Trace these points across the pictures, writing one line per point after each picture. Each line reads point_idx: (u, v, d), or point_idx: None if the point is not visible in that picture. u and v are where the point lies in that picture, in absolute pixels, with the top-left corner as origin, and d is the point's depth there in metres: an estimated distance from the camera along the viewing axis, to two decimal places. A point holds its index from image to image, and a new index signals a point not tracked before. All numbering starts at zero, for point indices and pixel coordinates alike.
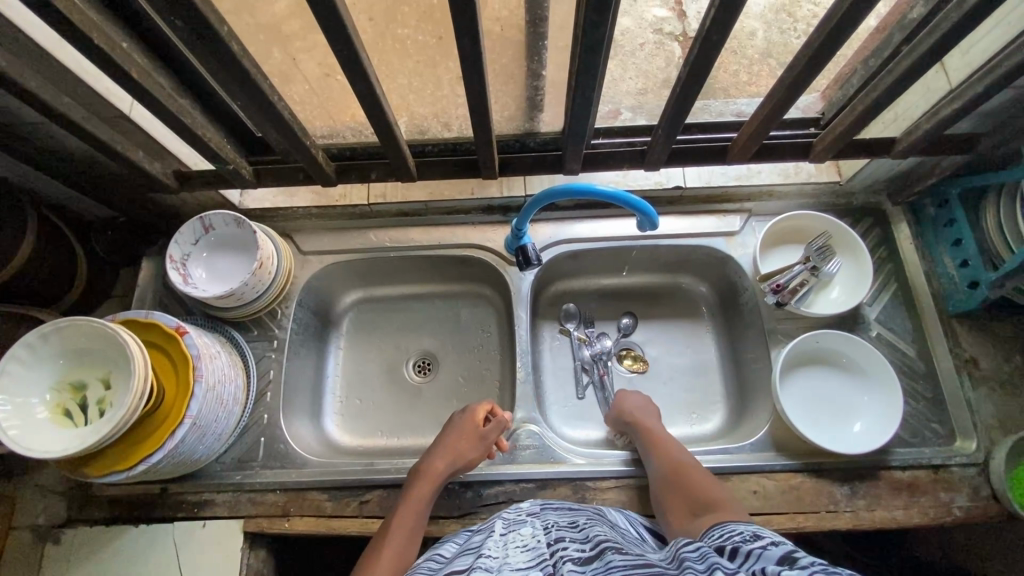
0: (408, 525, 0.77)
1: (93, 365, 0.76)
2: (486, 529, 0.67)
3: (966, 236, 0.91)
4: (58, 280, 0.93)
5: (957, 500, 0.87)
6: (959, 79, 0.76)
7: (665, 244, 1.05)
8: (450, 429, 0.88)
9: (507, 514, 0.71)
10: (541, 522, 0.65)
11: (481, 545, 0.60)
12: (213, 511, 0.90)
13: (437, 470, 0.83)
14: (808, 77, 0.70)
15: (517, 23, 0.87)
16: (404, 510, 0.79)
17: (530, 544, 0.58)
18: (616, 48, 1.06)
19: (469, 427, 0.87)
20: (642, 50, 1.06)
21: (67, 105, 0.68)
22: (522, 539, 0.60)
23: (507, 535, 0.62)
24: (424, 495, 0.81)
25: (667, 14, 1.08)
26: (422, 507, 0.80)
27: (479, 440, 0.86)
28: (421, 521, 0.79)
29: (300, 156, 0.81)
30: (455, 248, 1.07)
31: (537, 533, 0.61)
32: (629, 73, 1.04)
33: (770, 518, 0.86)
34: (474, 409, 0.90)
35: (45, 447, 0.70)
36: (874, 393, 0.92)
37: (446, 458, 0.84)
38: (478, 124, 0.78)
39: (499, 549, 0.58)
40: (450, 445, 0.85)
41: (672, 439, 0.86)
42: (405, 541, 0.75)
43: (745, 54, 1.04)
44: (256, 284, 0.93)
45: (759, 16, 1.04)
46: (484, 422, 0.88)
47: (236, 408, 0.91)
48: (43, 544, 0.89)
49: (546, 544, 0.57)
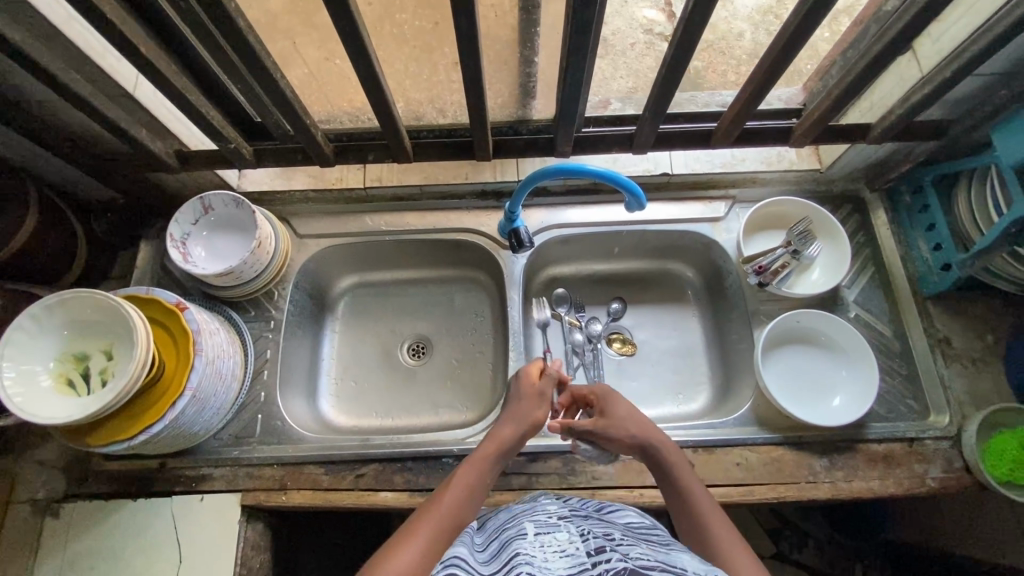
0: (468, 477, 0.71)
1: (95, 336, 0.78)
2: (519, 526, 0.69)
3: (939, 221, 0.96)
4: (58, 258, 0.95)
5: (931, 471, 0.90)
6: (931, 65, 0.80)
7: (652, 230, 1.08)
8: (512, 398, 0.85)
9: (537, 514, 0.72)
10: (577, 529, 0.66)
11: (516, 544, 0.64)
12: (211, 485, 0.92)
13: (505, 433, 0.79)
14: (786, 58, 0.73)
15: (506, 25, 1.03)
16: (465, 467, 0.73)
17: (568, 551, 0.61)
18: (608, 47, 1.11)
19: (534, 389, 0.85)
20: (632, 50, 1.12)
21: (74, 80, 0.70)
22: (559, 544, 0.63)
23: (542, 537, 0.64)
24: (490, 455, 0.76)
25: (657, 15, 1.15)
26: (488, 464, 0.74)
27: (542, 398, 0.84)
28: (485, 481, 0.73)
29: (299, 133, 0.83)
30: (450, 232, 1.09)
31: (574, 540, 0.63)
32: (619, 71, 1.09)
33: (753, 488, 0.89)
34: (527, 371, 0.87)
35: (49, 413, 0.72)
36: (851, 368, 0.96)
37: (513, 422, 0.80)
38: (473, 105, 0.81)
39: (537, 552, 0.61)
40: (519, 410, 0.82)
41: (675, 453, 0.77)
42: (467, 492, 0.69)
43: (733, 54, 1.11)
44: (255, 263, 0.95)
45: (747, 18, 1.12)
46: (543, 378, 0.86)
47: (234, 382, 0.93)
48: (43, 519, 0.91)
49: (586, 554, 0.59)
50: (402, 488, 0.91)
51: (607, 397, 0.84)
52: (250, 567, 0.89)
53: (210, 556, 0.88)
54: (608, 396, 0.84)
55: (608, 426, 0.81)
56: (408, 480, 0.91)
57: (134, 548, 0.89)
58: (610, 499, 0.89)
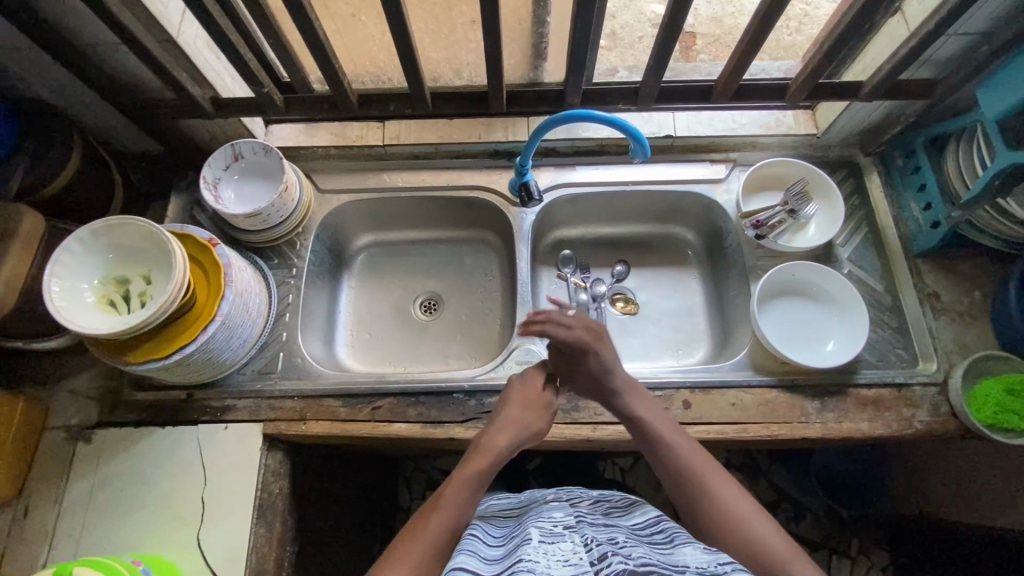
0: (460, 493, 0.69)
1: (136, 262, 0.85)
2: (522, 535, 0.65)
3: (930, 180, 1.00)
4: (96, 200, 1.01)
5: (918, 415, 0.95)
6: (917, 23, 0.85)
7: (656, 190, 1.13)
8: (512, 399, 0.81)
9: (542, 522, 0.67)
10: (581, 536, 0.61)
11: (518, 551, 0.60)
12: (234, 415, 0.97)
13: (498, 443, 0.75)
14: (778, 8, 0.80)
15: None
16: (454, 483, 0.70)
17: (571, 560, 0.57)
18: (616, 38, 1.18)
19: (535, 396, 0.81)
20: (640, 41, 1.17)
21: (128, 19, 0.77)
22: (562, 552, 0.58)
23: (546, 544, 0.60)
24: (479, 470, 0.72)
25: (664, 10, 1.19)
26: (475, 483, 0.71)
27: (544, 406, 0.80)
28: (476, 496, 0.71)
29: (327, 77, 0.90)
30: (463, 190, 1.15)
31: (578, 548, 0.59)
32: (627, 62, 1.15)
33: (747, 426, 0.94)
34: (532, 375, 0.83)
35: (91, 323, 0.78)
36: (842, 315, 1.01)
37: (509, 430, 0.77)
38: (491, 54, 0.87)
39: (541, 559, 0.57)
40: (513, 418, 0.78)
41: (671, 426, 0.77)
42: (450, 515, 0.68)
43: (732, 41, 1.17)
44: (281, 207, 1.02)
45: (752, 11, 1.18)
46: (546, 388, 0.83)
47: (259, 318, 0.99)
48: (75, 443, 0.96)
49: (589, 563, 0.55)
50: (415, 420, 0.96)
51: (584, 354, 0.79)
52: (270, 492, 0.94)
53: (231, 479, 0.93)
54: (588, 352, 0.79)
55: (578, 375, 0.81)
56: (420, 413, 0.97)
57: (162, 471, 0.94)
58: (611, 433, 0.94)
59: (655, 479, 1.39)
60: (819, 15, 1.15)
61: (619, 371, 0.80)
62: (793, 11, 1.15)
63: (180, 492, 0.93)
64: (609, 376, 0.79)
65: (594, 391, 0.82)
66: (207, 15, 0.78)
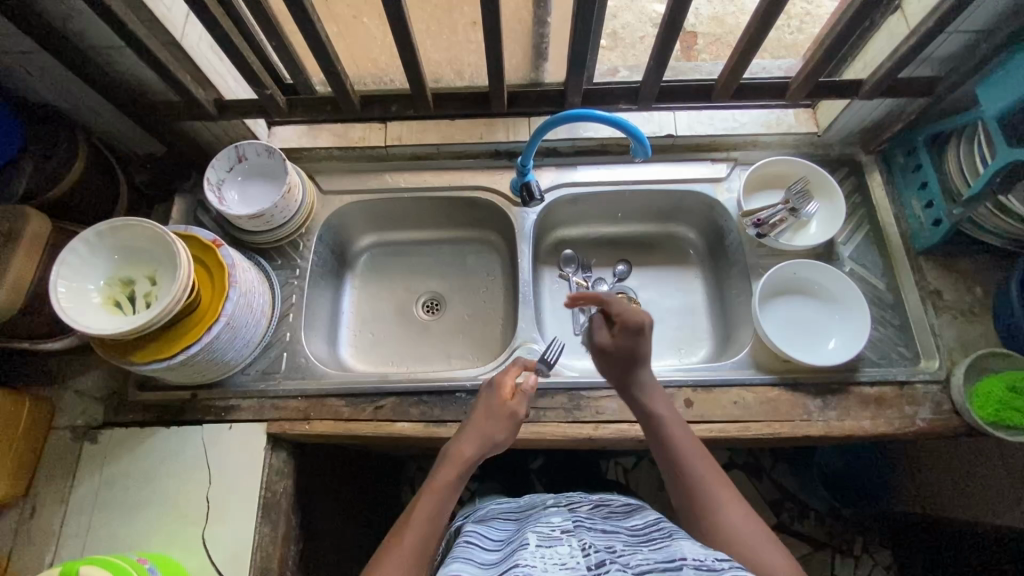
0: (430, 506, 0.70)
1: (141, 263, 0.85)
2: (520, 540, 0.65)
3: (930, 178, 1.00)
4: (101, 201, 1.02)
5: (920, 413, 0.95)
6: (917, 21, 0.86)
7: (657, 189, 1.13)
8: (479, 406, 0.81)
9: (541, 526, 0.67)
10: (579, 541, 0.62)
11: (516, 556, 0.60)
12: (237, 415, 0.98)
13: (465, 452, 0.75)
14: (775, 8, 0.80)
15: None
16: (426, 496, 0.71)
17: (568, 564, 0.57)
18: (618, 40, 1.18)
19: (497, 402, 0.80)
20: (642, 42, 1.17)
21: (131, 21, 0.78)
22: (560, 557, 0.59)
23: (543, 549, 0.60)
24: (448, 482, 0.72)
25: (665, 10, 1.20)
26: (444, 494, 0.71)
27: (509, 415, 0.79)
28: (447, 508, 0.71)
29: (330, 79, 0.91)
30: (465, 190, 1.15)
31: (575, 553, 0.59)
32: (628, 62, 1.16)
33: (749, 425, 0.94)
34: (499, 378, 0.82)
35: (97, 323, 0.79)
36: (843, 313, 1.01)
37: (475, 439, 0.76)
38: (492, 56, 0.87)
39: (538, 563, 0.57)
40: (479, 426, 0.77)
41: (677, 425, 0.78)
42: (422, 531, 0.67)
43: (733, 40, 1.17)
44: (285, 208, 1.03)
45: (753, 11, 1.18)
46: (514, 396, 0.81)
47: (262, 319, 1.00)
48: (81, 443, 0.97)
49: (586, 568, 0.56)
50: (417, 420, 0.97)
51: (635, 334, 0.81)
52: (274, 491, 0.94)
53: (235, 479, 0.94)
54: (640, 333, 0.81)
55: (611, 352, 0.83)
56: (423, 412, 0.97)
57: (167, 471, 0.95)
58: (613, 432, 0.94)
59: (657, 479, 1.39)
60: (820, 13, 1.15)
61: (648, 364, 0.83)
62: (794, 9, 1.16)
63: (182, 492, 0.93)
64: (643, 363, 0.82)
65: (617, 373, 0.84)
66: (210, 17, 0.79)
